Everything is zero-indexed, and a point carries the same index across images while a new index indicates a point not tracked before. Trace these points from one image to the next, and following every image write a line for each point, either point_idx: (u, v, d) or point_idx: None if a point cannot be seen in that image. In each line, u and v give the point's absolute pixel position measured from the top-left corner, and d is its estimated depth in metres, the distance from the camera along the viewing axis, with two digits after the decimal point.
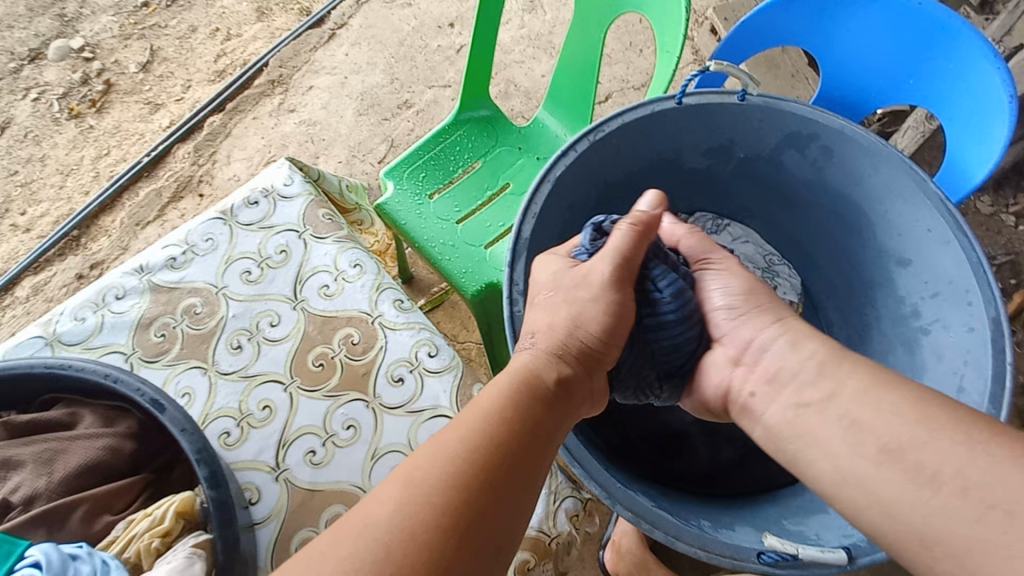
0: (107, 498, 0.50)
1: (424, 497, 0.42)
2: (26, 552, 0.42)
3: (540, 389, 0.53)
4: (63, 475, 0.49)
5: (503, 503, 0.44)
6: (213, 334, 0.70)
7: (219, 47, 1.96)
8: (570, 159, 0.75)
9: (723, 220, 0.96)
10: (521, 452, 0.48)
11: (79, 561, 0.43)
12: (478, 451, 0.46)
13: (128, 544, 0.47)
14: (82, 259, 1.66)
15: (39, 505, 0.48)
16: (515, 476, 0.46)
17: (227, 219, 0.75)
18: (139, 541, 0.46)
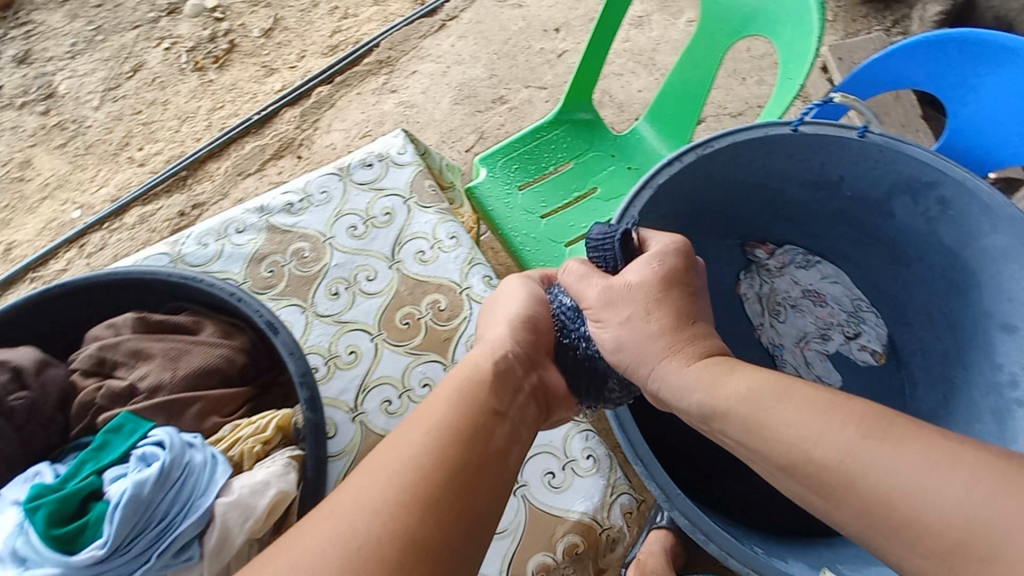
0: (219, 401, 0.55)
1: (396, 485, 0.43)
2: (152, 431, 0.47)
3: (492, 388, 0.53)
4: (186, 373, 0.55)
5: (484, 494, 0.45)
6: (315, 278, 0.75)
7: (336, 24, 2.09)
8: (674, 170, 0.76)
9: (813, 258, 0.94)
10: (482, 444, 0.48)
11: (194, 449, 0.47)
12: (443, 444, 0.46)
13: (233, 444, 0.52)
14: (186, 198, 1.81)
15: (161, 395, 0.53)
16: (488, 472, 0.46)
17: (343, 175, 0.81)
18: (243, 443, 0.51)
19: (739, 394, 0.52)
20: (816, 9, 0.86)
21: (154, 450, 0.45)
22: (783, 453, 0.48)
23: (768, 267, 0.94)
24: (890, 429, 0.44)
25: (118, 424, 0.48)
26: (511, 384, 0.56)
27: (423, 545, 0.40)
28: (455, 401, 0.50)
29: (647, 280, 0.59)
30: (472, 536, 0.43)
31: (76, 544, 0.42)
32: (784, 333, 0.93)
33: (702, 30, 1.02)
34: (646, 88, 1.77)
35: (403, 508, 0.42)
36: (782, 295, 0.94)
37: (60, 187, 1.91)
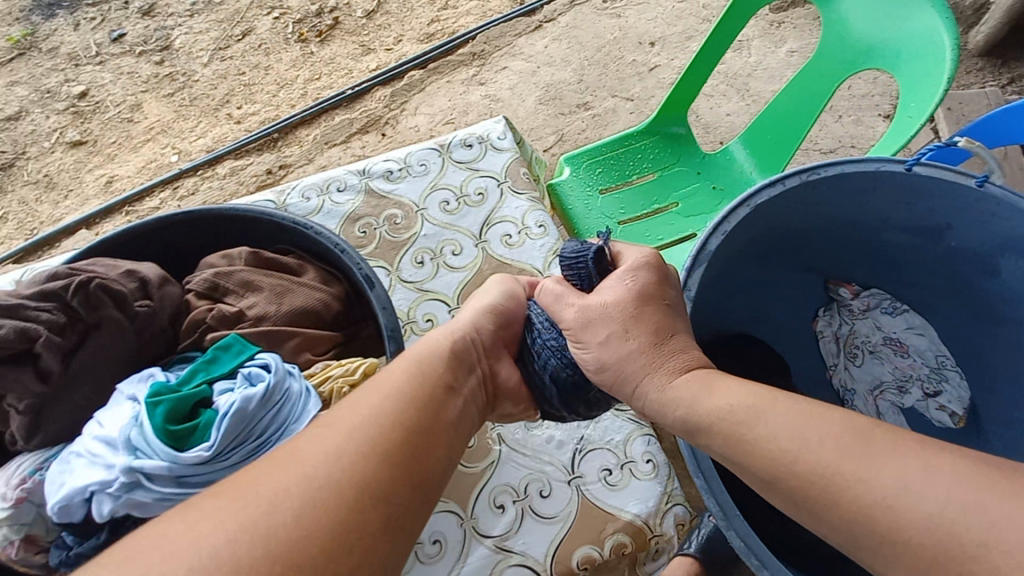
0: (312, 341, 0.59)
1: (362, 435, 0.45)
2: (260, 355, 0.51)
3: (446, 366, 0.56)
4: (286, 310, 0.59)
5: (428, 458, 0.48)
6: (404, 245, 0.78)
7: (435, 13, 2.15)
8: (776, 191, 0.74)
9: (899, 306, 0.89)
10: (435, 414, 0.51)
11: (294, 378, 0.51)
12: (398, 409, 0.49)
13: (323, 381, 0.55)
14: (274, 158, 1.91)
15: (265, 324, 0.57)
16: (440, 442, 0.49)
17: (443, 152, 0.84)
18: (332, 382, 0.54)
19: (713, 403, 0.54)
20: (947, 50, 0.83)
21: (262, 372, 0.48)
22: (767, 465, 0.50)
23: (851, 308, 0.91)
24: (898, 451, 0.46)
25: (228, 343, 0.52)
26: (466, 368, 0.59)
27: (376, 492, 0.43)
28: (412, 372, 0.53)
29: (622, 298, 0.60)
30: (420, 493, 0.45)
31: (185, 444, 0.45)
32: (858, 377, 0.90)
33: (815, 61, 1.01)
34: (735, 112, 1.74)
35: (364, 455, 0.44)
36: (862, 338, 0.90)
37: (164, 133, 2.05)
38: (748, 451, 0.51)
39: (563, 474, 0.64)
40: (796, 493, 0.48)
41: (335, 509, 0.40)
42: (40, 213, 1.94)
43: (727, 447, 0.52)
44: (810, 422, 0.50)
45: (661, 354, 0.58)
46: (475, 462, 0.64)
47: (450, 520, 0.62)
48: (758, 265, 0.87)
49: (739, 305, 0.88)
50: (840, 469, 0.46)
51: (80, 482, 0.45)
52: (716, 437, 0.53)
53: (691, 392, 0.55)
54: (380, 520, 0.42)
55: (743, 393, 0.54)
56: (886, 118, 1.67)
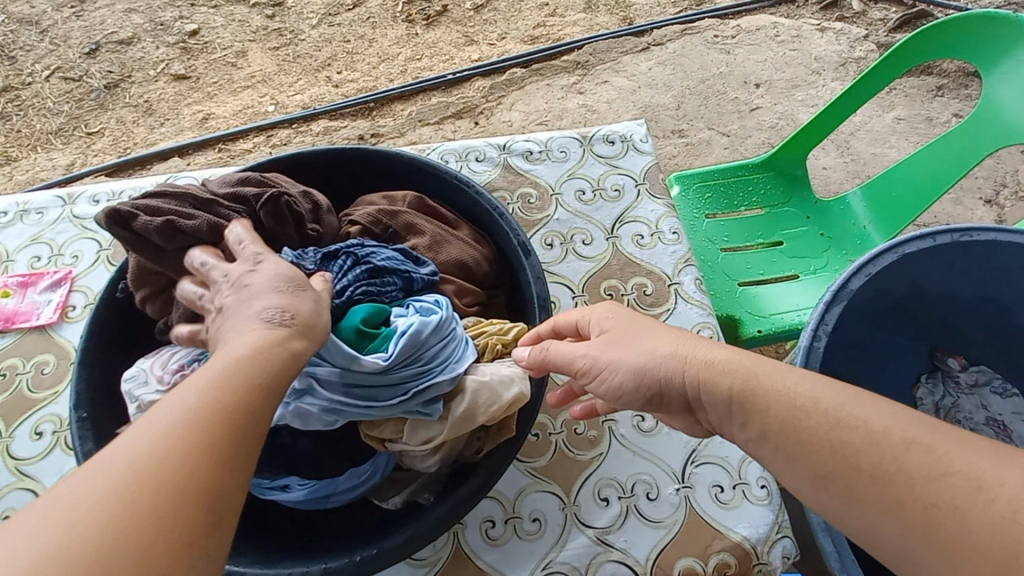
0: (463, 290, 0.63)
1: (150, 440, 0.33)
2: (429, 295, 0.58)
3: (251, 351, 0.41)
4: (428, 290, 0.61)
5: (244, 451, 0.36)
6: (535, 225, 0.79)
7: (543, 18, 2.18)
8: (925, 245, 0.74)
9: (1010, 389, 0.86)
10: (258, 377, 0.39)
11: (457, 329, 0.57)
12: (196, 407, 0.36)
13: (478, 334, 0.60)
14: (368, 125, 1.95)
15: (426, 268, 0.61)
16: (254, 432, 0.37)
17: (584, 143, 0.85)
18: (488, 337, 0.60)
19: (767, 398, 0.43)
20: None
21: (434, 306, 0.56)
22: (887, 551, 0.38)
23: (957, 379, 0.88)
24: None
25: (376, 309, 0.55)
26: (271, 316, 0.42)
27: (167, 503, 0.31)
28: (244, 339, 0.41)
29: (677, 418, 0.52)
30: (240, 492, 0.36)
31: (365, 347, 0.53)
32: None
33: (957, 131, 1.00)
34: (832, 167, 1.71)
35: (142, 473, 0.32)
36: (964, 414, 0.87)
37: (264, 83, 2.11)
38: (809, 443, 0.40)
39: (671, 481, 0.62)
40: (860, 492, 0.38)
41: (152, 514, 0.31)
42: (135, 134, 2.00)
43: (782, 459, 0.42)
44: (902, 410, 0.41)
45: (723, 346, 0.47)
46: (584, 450, 0.64)
47: (551, 502, 0.61)
48: (877, 322, 0.83)
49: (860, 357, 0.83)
50: (906, 463, 0.37)
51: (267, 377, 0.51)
52: (772, 419, 0.42)
53: (744, 377, 0.44)
54: (196, 539, 0.32)
55: (807, 386, 0.43)
56: (987, 203, 1.62)
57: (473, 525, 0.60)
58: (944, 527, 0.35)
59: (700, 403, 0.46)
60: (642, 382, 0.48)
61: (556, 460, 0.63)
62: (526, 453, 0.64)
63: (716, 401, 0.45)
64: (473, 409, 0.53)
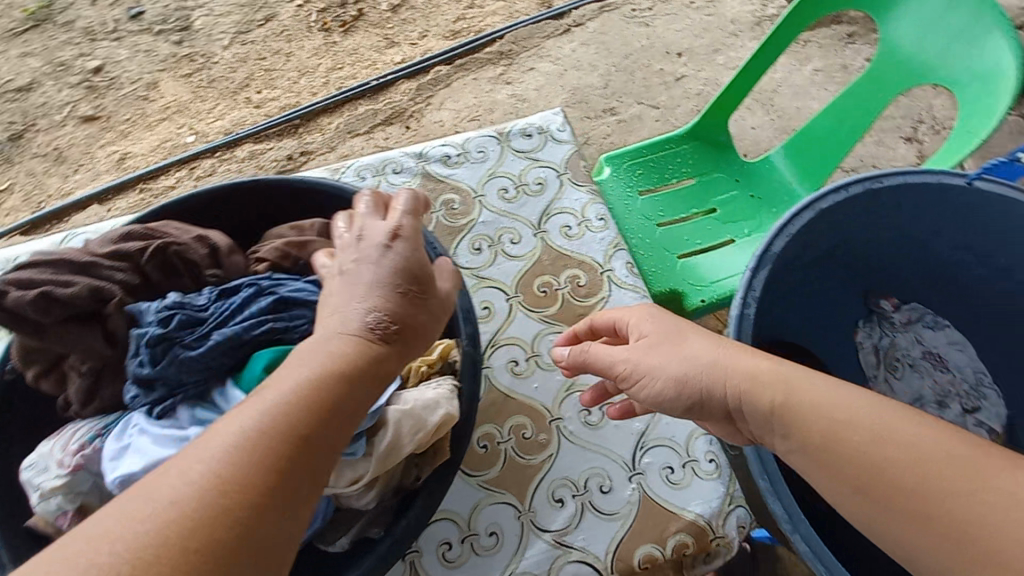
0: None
1: (207, 452, 0.39)
2: None
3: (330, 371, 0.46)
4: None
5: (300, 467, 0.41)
6: (461, 231, 0.77)
7: (462, 11, 2.14)
8: (841, 197, 0.76)
9: (940, 322, 0.91)
10: (319, 404, 0.44)
11: None
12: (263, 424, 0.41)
13: None
14: (295, 144, 1.89)
15: None
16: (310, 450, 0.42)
17: (502, 141, 0.84)
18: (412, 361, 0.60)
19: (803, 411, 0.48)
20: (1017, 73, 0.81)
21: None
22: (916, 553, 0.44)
23: (892, 319, 0.91)
24: None
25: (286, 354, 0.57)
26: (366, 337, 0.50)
27: (218, 509, 0.37)
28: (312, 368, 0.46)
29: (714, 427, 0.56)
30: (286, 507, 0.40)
31: None
32: (897, 390, 0.90)
33: (864, 80, 1.04)
34: (760, 126, 1.75)
35: (199, 486, 0.37)
36: (902, 352, 0.91)
37: (180, 113, 2.01)
38: (845, 454, 0.46)
39: (623, 471, 0.62)
40: (898, 505, 0.43)
41: (198, 528, 0.36)
42: (47, 185, 1.88)
43: (822, 472, 0.47)
44: (926, 427, 0.46)
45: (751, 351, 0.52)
46: (534, 454, 0.63)
47: (507, 512, 0.60)
48: (809, 276, 0.85)
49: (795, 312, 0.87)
50: (946, 487, 0.42)
51: (154, 455, 0.52)
52: (812, 431, 0.47)
53: (783, 390, 0.49)
54: (233, 548, 0.36)
55: (845, 403, 0.47)
56: (907, 141, 1.69)
57: (430, 551, 0.59)
58: (973, 544, 0.40)
59: (741, 411, 0.51)
60: (682, 389, 0.52)
61: (507, 469, 0.62)
62: (474, 467, 0.63)
63: (755, 412, 0.50)
64: (397, 441, 0.52)
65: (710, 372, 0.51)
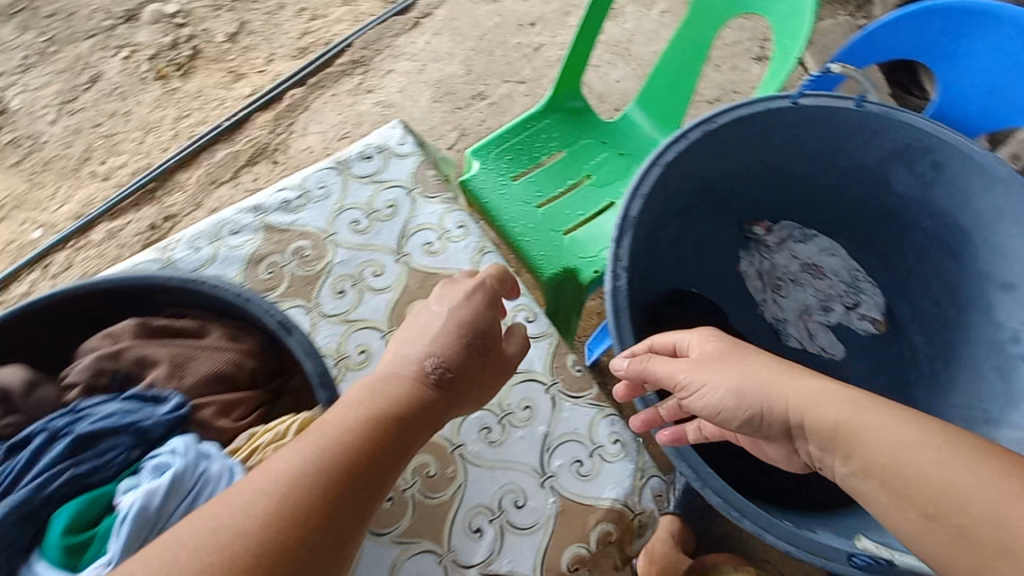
0: (229, 405, 0.60)
1: (265, 485, 0.44)
2: (167, 444, 0.53)
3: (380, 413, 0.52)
4: (178, 427, 0.56)
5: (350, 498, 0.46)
6: (318, 277, 0.71)
7: (305, 26, 2.02)
8: (681, 146, 0.76)
9: (809, 233, 0.94)
10: (368, 444, 0.49)
11: (212, 459, 0.53)
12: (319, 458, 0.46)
13: (251, 454, 0.55)
14: (157, 210, 1.73)
15: (170, 402, 0.57)
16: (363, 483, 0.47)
17: (341, 169, 0.77)
18: (261, 452, 0.55)
19: (862, 432, 0.50)
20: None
21: (167, 459, 0.51)
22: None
23: (767, 242, 0.95)
24: None
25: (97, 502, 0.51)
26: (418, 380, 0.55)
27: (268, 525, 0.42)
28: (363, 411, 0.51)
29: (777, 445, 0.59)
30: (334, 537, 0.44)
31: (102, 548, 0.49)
32: (786, 306, 0.94)
33: (690, 18, 1.04)
34: (624, 79, 1.77)
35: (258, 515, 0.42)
36: (782, 270, 0.95)
37: (16, 207, 1.78)
38: (913, 477, 0.47)
39: (535, 478, 0.62)
40: (971, 532, 0.44)
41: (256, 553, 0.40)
42: None
43: (893, 498, 0.48)
44: (987, 456, 0.46)
45: (796, 372, 0.55)
46: (440, 491, 0.61)
47: (428, 559, 0.58)
48: (676, 224, 0.88)
49: (671, 263, 0.90)
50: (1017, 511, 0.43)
51: None
52: (877, 454, 0.49)
53: (851, 408, 0.51)
54: (273, 567, 0.41)
55: (908, 424, 0.49)
56: (758, 61, 1.76)
57: None
58: None
59: (803, 429, 0.53)
60: (742, 398, 0.55)
61: (419, 515, 0.60)
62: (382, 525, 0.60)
63: (821, 429, 0.52)
64: None
65: (776, 379, 0.55)
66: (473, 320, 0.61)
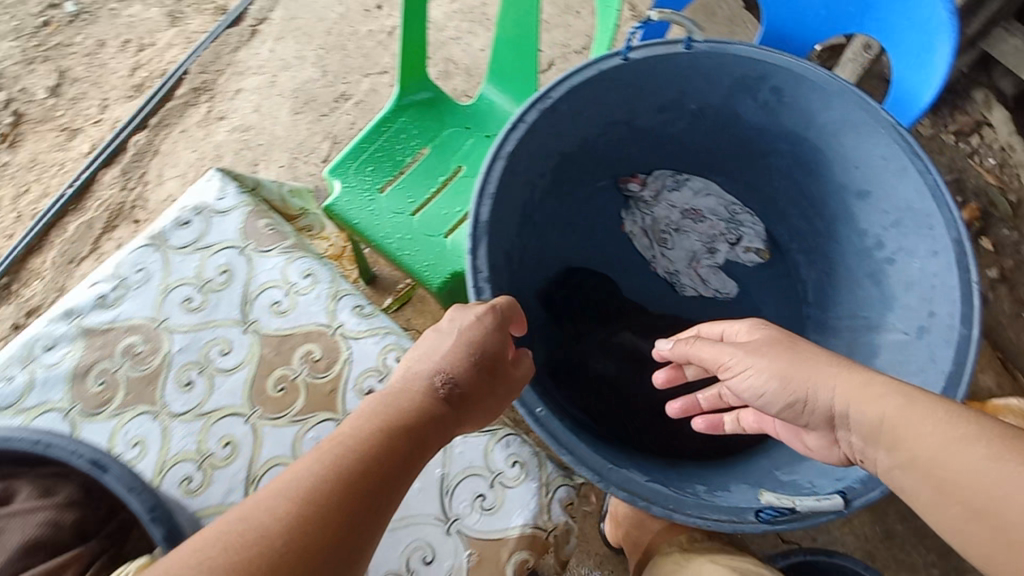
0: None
1: (280, 503, 0.39)
2: None
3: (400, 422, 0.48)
4: None
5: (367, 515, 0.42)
6: (159, 373, 0.64)
7: (133, 59, 1.72)
8: (521, 132, 0.71)
9: (682, 176, 0.94)
10: (386, 458, 0.45)
11: None
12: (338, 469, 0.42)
13: None
14: (13, 311, 1.48)
15: None
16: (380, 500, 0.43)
17: (158, 244, 0.69)
18: None
19: (913, 427, 0.46)
20: None
21: None
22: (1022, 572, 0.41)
23: (644, 198, 0.94)
24: None
25: None
26: (428, 394, 0.52)
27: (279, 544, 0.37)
28: (378, 421, 0.48)
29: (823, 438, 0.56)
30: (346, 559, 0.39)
31: None
32: (674, 258, 0.93)
33: None
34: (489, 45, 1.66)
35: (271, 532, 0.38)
36: (664, 222, 0.94)
37: None
38: (953, 478, 0.43)
39: (439, 525, 0.56)
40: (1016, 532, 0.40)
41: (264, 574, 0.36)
42: None
43: (932, 491, 0.45)
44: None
45: (853, 367, 0.52)
46: None
47: None
48: (549, 201, 0.87)
49: (555, 238, 0.89)
50: None
51: None
52: (921, 449, 0.46)
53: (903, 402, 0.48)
54: None
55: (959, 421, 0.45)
56: None
57: None
58: None
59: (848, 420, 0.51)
60: (788, 383, 0.54)
61: None
62: None
63: (865, 423, 0.50)
64: None
65: (807, 368, 0.54)
66: (484, 340, 0.56)
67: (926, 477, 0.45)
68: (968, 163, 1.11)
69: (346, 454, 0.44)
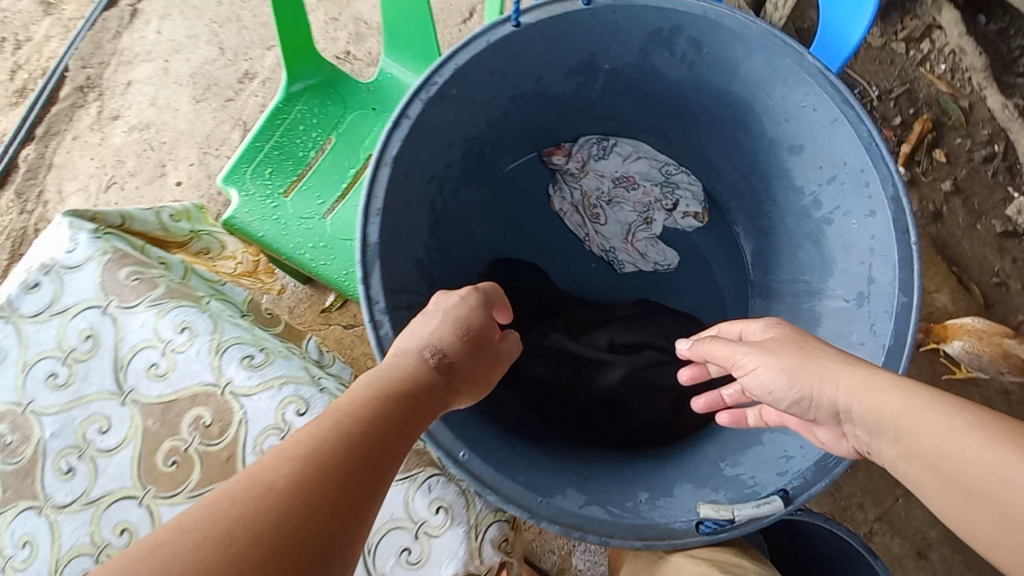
0: None
1: (290, 453, 0.38)
2: None
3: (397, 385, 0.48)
4: None
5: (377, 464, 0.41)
6: (34, 463, 0.57)
7: (10, 58, 1.37)
8: (406, 129, 0.60)
9: (610, 139, 0.85)
10: (389, 416, 0.45)
11: None
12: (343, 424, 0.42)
13: None
14: None
15: None
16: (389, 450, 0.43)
17: (7, 315, 0.60)
18: None
19: (913, 412, 0.42)
20: None
21: None
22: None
23: (571, 171, 0.85)
24: None
25: None
26: (420, 363, 0.51)
27: (284, 508, 0.35)
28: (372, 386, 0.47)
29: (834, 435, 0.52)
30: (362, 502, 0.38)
31: None
32: (610, 234, 0.85)
33: None
34: None
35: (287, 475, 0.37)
36: (596, 195, 0.85)
37: None
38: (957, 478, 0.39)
39: None
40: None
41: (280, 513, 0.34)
42: None
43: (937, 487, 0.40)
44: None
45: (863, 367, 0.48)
46: None
47: None
48: (465, 187, 0.77)
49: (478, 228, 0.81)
50: None
51: None
52: (923, 442, 0.41)
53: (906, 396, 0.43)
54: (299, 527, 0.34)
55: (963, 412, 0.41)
56: None
57: None
58: None
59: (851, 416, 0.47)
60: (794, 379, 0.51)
61: None
62: None
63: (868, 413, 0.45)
64: None
65: (815, 367, 0.50)
66: (469, 318, 0.58)
67: (923, 460, 0.41)
68: (919, 72, 1.02)
69: (350, 412, 0.43)
